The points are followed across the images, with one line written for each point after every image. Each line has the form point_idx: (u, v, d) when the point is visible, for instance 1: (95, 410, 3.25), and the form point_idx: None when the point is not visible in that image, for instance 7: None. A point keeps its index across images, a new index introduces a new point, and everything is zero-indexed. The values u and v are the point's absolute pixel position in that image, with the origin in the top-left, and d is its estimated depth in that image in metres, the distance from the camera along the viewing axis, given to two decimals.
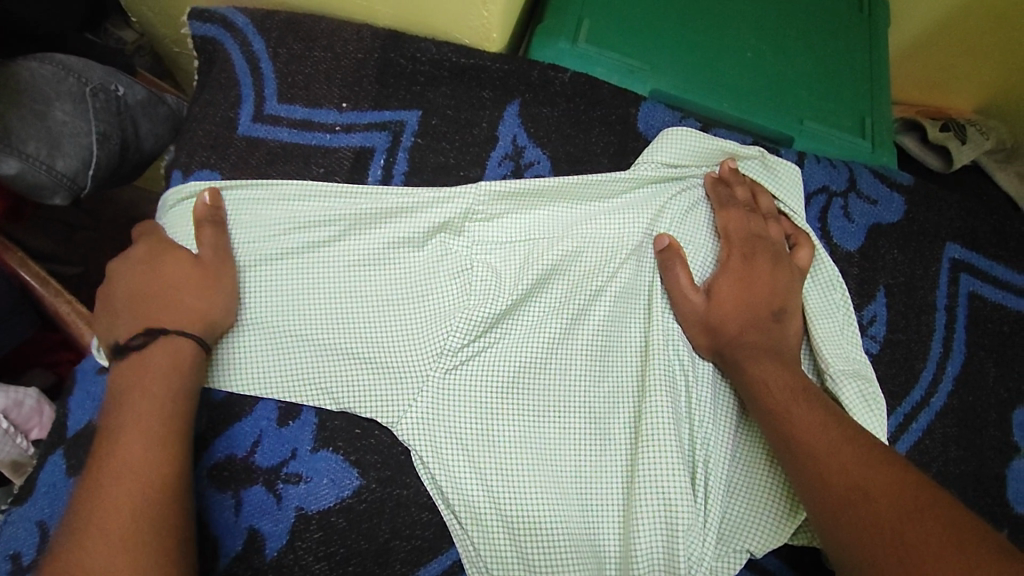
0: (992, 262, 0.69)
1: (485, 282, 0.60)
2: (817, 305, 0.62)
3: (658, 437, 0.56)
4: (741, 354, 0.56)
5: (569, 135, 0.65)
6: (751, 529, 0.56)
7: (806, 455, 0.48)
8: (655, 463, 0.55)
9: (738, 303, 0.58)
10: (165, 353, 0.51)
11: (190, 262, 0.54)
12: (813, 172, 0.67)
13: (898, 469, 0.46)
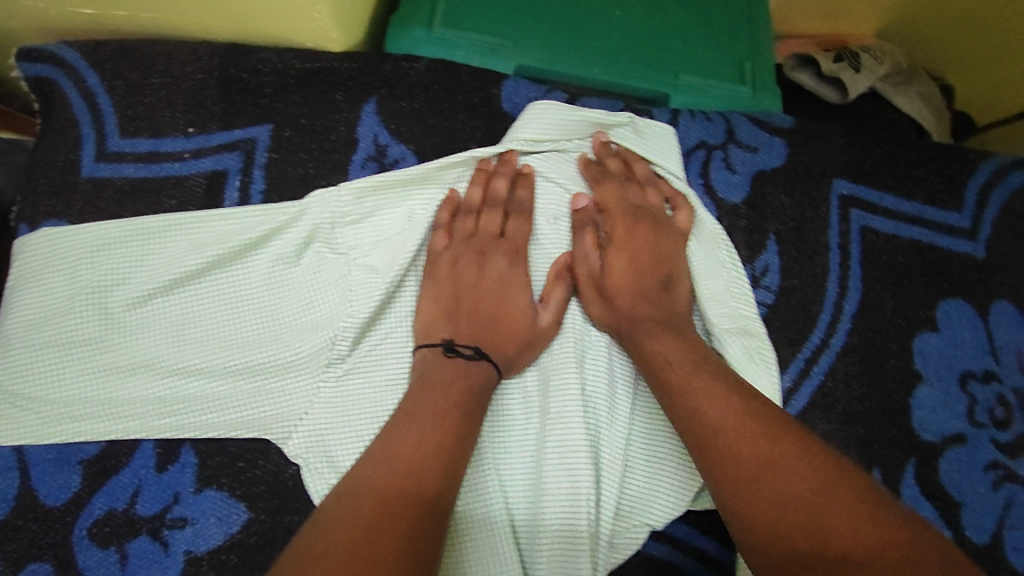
0: (883, 192, 0.67)
1: (365, 285, 0.58)
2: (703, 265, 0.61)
3: (564, 421, 0.56)
4: (639, 332, 0.55)
5: (432, 125, 0.63)
6: (652, 500, 0.56)
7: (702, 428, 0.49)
8: (562, 451, 0.55)
9: (631, 271, 0.58)
10: (480, 360, 0.55)
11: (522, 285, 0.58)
12: (688, 128, 0.66)
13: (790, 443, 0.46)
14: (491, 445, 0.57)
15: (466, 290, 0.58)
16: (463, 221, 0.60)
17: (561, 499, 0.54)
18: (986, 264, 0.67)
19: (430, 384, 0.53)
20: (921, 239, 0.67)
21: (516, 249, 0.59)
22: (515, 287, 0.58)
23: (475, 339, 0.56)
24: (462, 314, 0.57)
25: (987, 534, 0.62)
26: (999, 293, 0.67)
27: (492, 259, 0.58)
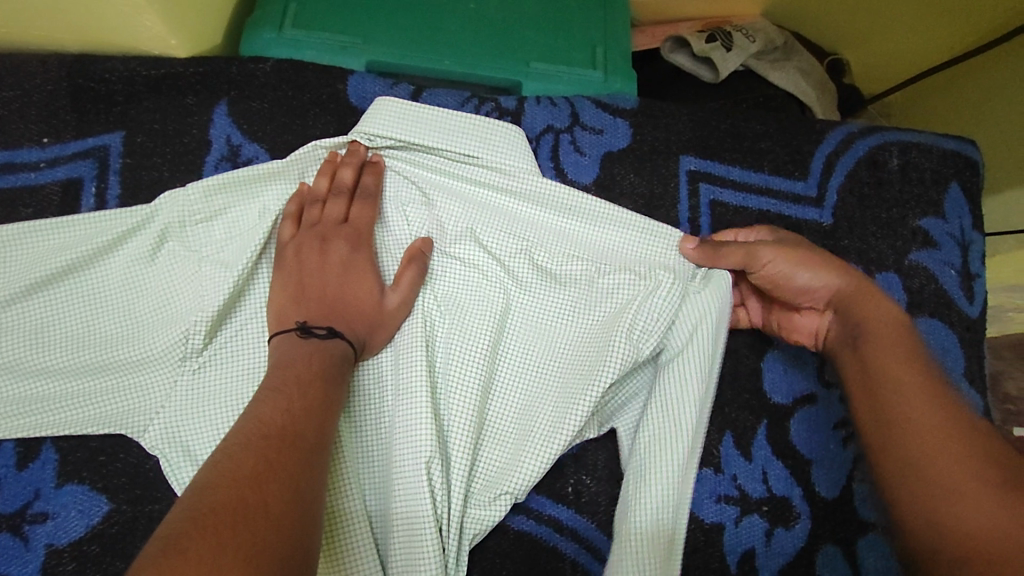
0: (729, 165, 0.70)
1: (216, 278, 0.61)
2: (574, 238, 0.66)
3: (414, 405, 0.59)
4: (861, 307, 0.59)
5: (283, 123, 0.66)
6: (506, 472, 0.60)
7: (886, 381, 0.54)
8: (410, 433, 0.58)
9: (830, 258, 0.61)
10: (334, 339, 0.57)
11: (372, 278, 0.60)
12: (534, 115, 0.68)
13: (947, 418, 0.52)
14: (352, 436, 0.60)
15: (314, 273, 0.59)
16: (310, 210, 0.62)
17: (411, 477, 0.58)
18: (833, 230, 0.70)
19: (283, 365, 0.54)
20: (769, 210, 0.69)
21: (358, 234, 0.61)
22: (362, 277, 0.60)
23: (327, 319, 0.58)
24: (307, 297, 0.59)
25: (836, 490, 0.64)
26: (846, 257, 0.69)
27: (334, 249, 0.60)
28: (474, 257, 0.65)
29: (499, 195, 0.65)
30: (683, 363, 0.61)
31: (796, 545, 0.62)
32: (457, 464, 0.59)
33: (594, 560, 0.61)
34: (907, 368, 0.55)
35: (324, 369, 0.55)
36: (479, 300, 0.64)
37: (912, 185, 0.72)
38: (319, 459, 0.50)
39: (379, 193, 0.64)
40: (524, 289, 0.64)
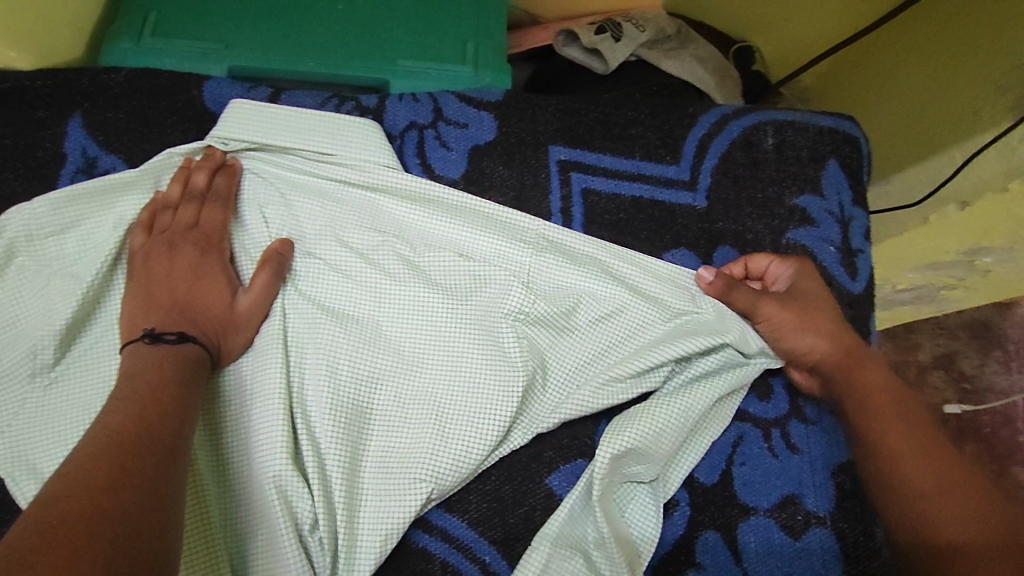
0: (600, 153, 0.69)
1: (65, 291, 0.59)
2: (434, 230, 0.65)
3: (270, 415, 0.57)
4: (856, 377, 0.61)
5: (140, 133, 0.65)
6: (383, 480, 0.58)
7: (881, 436, 0.59)
8: (270, 445, 0.57)
9: (827, 321, 0.63)
10: (183, 343, 0.55)
11: (224, 282, 0.59)
12: (395, 112, 0.67)
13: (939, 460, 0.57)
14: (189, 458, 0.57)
15: (166, 280, 0.58)
16: (162, 218, 0.61)
17: (274, 493, 0.56)
18: (707, 212, 0.69)
19: (129, 376, 0.52)
20: (643, 195, 0.69)
21: (206, 238, 0.60)
22: (212, 282, 0.59)
23: (178, 325, 0.56)
24: (157, 304, 0.57)
25: (715, 474, 0.63)
26: (721, 239, 0.69)
27: (184, 255, 0.59)
28: (342, 261, 0.63)
29: (362, 193, 0.65)
30: (568, 358, 0.63)
31: (674, 533, 0.61)
32: (332, 475, 0.57)
33: (466, 559, 0.58)
34: (885, 397, 0.60)
35: (178, 373, 0.53)
36: (352, 314, 0.63)
37: (788, 163, 0.72)
38: (176, 462, 0.49)
39: (233, 195, 0.63)
40: (396, 296, 0.63)
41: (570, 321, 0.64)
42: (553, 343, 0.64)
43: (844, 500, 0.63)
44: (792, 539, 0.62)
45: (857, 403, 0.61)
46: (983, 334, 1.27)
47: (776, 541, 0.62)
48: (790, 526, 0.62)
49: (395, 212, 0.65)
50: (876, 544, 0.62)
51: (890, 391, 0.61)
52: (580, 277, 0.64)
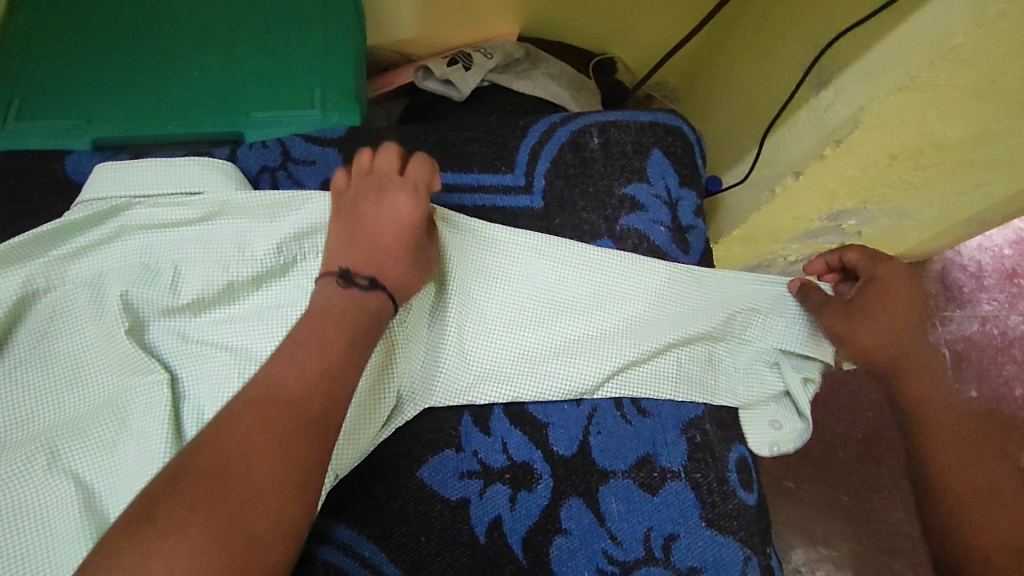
0: (440, 171, 0.76)
1: None
2: (302, 249, 0.70)
3: (145, 434, 0.62)
4: (912, 388, 0.76)
5: (10, 210, 0.69)
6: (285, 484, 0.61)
7: (932, 438, 0.73)
8: (142, 463, 0.61)
9: (898, 320, 0.77)
10: (376, 288, 0.61)
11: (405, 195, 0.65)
12: (246, 159, 0.74)
13: (977, 450, 0.73)
14: (73, 482, 0.59)
15: (375, 215, 0.64)
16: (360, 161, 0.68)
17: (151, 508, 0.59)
18: (544, 211, 0.77)
19: (324, 309, 0.58)
20: (484, 204, 0.76)
21: (413, 185, 0.66)
22: (388, 205, 0.65)
23: (372, 271, 0.62)
24: (358, 242, 0.63)
25: (573, 446, 0.68)
26: (561, 234, 0.76)
27: (401, 205, 0.65)
28: (219, 296, 0.68)
29: (231, 227, 0.69)
30: (489, 334, 0.71)
31: (540, 504, 0.66)
32: None
33: (346, 558, 0.62)
34: (941, 397, 0.75)
35: (359, 316, 0.59)
36: (241, 343, 0.67)
37: (615, 158, 0.79)
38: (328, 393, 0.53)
39: (118, 257, 0.67)
40: (260, 319, 0.68)
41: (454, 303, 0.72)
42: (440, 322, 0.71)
43: (694, 453, 0.69)
44: (650, 495, 0.67)
45: (919, 404, 0.75)
46: None
47: (636, 499, 0.67)
48: (648, 483, 0.68)
49: (237, 231, 0.69)
50: (728, 487, 0.69)
51: (938, 375, 0.76)
52: (493, 262, 0.73)
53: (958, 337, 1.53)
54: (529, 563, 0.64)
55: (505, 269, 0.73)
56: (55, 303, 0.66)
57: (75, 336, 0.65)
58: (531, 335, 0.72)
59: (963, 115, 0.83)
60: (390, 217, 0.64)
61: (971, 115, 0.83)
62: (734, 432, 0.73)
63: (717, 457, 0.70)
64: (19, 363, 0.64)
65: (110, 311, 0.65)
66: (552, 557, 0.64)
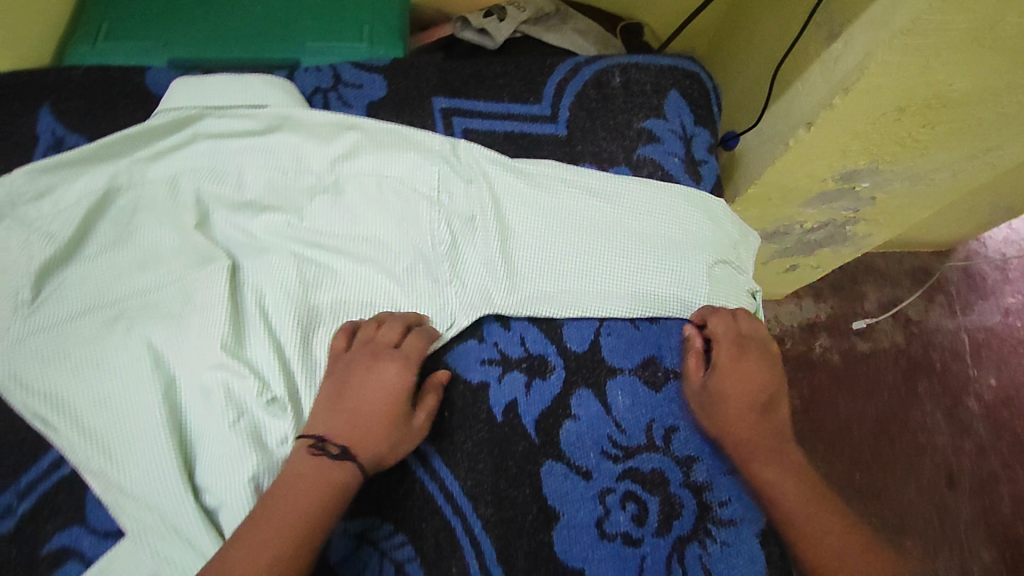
0: (474, 100, 0.84)
1: (41, 247, 0.72)
2: (351, 168, 0.78)
3: (210, 312, 0.70)
4: (753, 457, 0.68)
5: (97, 115, 0.78)
6: None
7: (792, 501, 0.66)
8: (208, 334, 0.69)
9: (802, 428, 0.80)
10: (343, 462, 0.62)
11: (389, 372, 0.67)
12: (302, 80, 0.83)
13: (830, 503, 0.66)
14: (145, 345, 0.69)
15: (363, 390, 0.66)
16: (365, 329, 0.70)
17: (216, 371, 0.67)
18: (567, 138, 0.84)
19: (291, 487, 0.60)
20: (513, 129, 0.83)
21: (405, 355, 0.68)
22: (370, 397, 0.66)
23: (344, 441, 0.63)
24: (337, 418, 0.64)
25: (585, 343, 0.75)
26: (583, 160, 0.83)
27: (386, 374, 0.67)
28: (280, 202, 0.76)
29: (290, 142, 0.77)
30: (510, 249, 0.77)
31: (552, 391, 0.73)
32: (296, 358, 0.70)
33: None
34: (786, 461, 0.68)
35: (325, 495, 0.60)
36: (297, 245, 0.75)
37: (634, 96, 0.86)
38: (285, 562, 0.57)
39: (192, 162, 0.76)
40: (315, 225, 0.76)
41: (484, 220, 0.78)
42: (472, 241, 0.77)
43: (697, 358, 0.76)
44: (653, 391, 0.74)
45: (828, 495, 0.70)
46: (926, 279, 1.61)
47: (640, 393, 0.74)
48: (651, 381, 0.75)
49: (295, 143, 0.77)
50: None
51: (786, 438, 0.69)
52: (505, 185, 0.79)
53: (978, 325, 1.56)
54: (540, 440, 0.71)
55: (528, 190, 0.79)
56: (135, 197, 0.75)
57: (150, 226, 0.74)
58: (557, 252, 0.77)
59: (966, 65, 0.87)
60: (372, 391, 0.66)
61: (972, 67, 0.87)
62: None
63: None
64: (102, 244, 0.74)
65: (184, 206, 0.75)
66: (561, 437, 0.71)
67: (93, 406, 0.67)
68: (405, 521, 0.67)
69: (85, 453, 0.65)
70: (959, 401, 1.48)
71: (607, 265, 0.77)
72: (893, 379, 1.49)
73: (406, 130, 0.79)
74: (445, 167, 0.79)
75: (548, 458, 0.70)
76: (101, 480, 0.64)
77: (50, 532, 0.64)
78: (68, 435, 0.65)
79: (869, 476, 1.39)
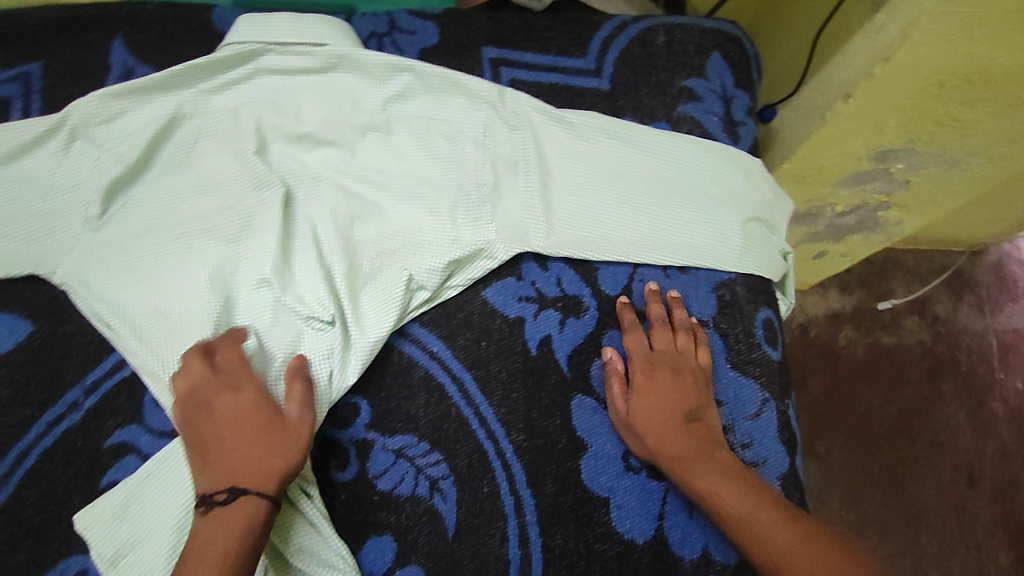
0: (522, 51, 0.86)
1: (111, 167, 0.76)
2: (401, 110, 0.81)
3: (265, 237, 0.74)
4: (686, 468, 0.66)
5: (165, 49, 0.83)
6: (385, 296, 0.72)
7: (735, 510, 0.63)
8: (260, 257, 0.73)
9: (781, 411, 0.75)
10: (235, 498, 0.60)
11: (231, 394, 0.65)
12: (359, 24, 0.86)
13: (772, 501, 0.64)
14: (204, 264, 0.73)
15: (218, 422, 0.64)
16: (195, 364, 0.66)
17: (270, 292, 0.71)
18: (610, 93, 0.86)
19: (200, 540, 0.59)
20: (558, 81, 0.86)
21: (230, 381, 0.66)
22: (228, 436, 0.64)
23: (227, 482, 0.61)
24: (211, 463, 0.63)
25: (619, 287, 0.78)
26: (624, 114, 0.85)
27: (223, 402, 0.65)
28: (333, 139, 0.80)
29: (345, 82, 0.81)
30: (551, 194, 0.79)
31: (585, 329, 0.76)
32: (343, 286, 0.72)
33: (414, 346, 0.73)
34: (718, 467, 0.66)
35: (232, 529, 0.59)
36: (344, 181, 0.79)
37: (678, 56, 0.88)
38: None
39: (253, 95, 0.80)
40: (365, 162, 0.80)
41: (527, 165, 0.80)
42: (514, 184, 0.79)
43: (726, 308, 0.78)
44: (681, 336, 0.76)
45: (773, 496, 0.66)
46: (957, 280, 1.59)
47: None
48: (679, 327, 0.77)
49: (350, 82, 0.81)
50: (754, 340, 0.77)
51: (718, 444, 0.68)
52: (548, 131, 0.82)
53: (1007, 329, 1.55)
54: (572, 375, 0.74)
55: (571, 139, 0.81)
56: (198, 126, 0.80)
57: (211, 154, 0.79)
58: (595, 199, 0.79)
59: (1007, 36, 0.87)
60: (228, 415, 0.64)
61: (1011, 40, 0.88)
62: (764, 297, 0.80)
63: (745, 314, 0.78)
64: (166, 168, 0.79)
65: (244, 135, 0.79)
66: (591, 374, 0.74)
67: (154, 316, 0.71)
68: (441, 441, 0.69)
69: (142, 356, 0.69)
70: (984, 403, 1.48)
71: (643, 214, 0.79)
72: (917, 376, 1.48)
73: (456, 75, 0.82)
74: (491, 112, 0.81)
75: (578, 392, 0.73)
76: (158, 383, 0.68)
77: (111, 427, 0.68)
78: (127, 339, 0.70)
79: (889, 472, 1.40)
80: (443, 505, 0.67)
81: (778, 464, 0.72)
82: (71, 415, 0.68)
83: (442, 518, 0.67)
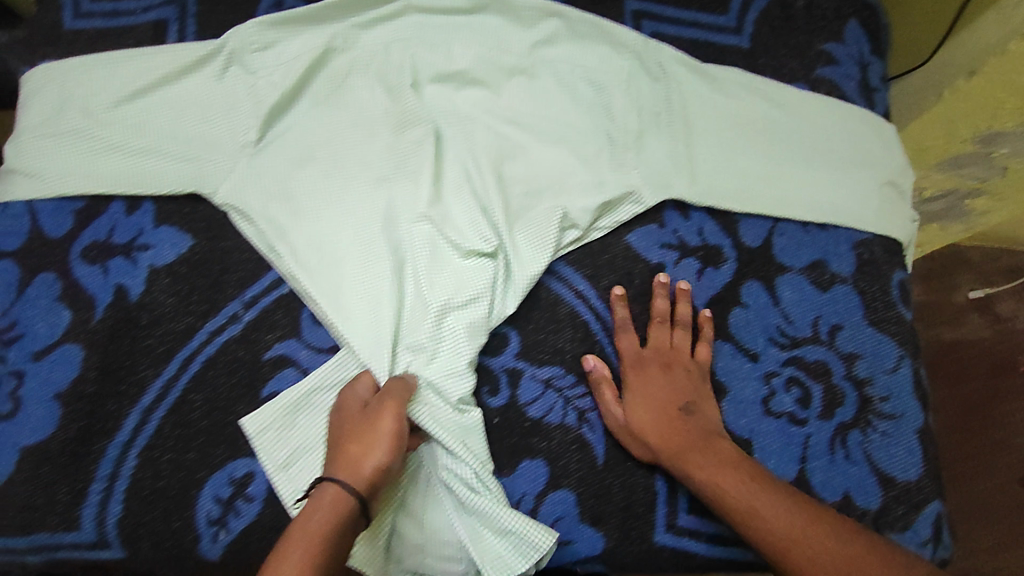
0: (665, 6, 0.87)
1: (268, 94, 0.78)
2: (548, 54, 0.82)
3: (423, 168, 0.75)
4: (686, 460, 0.65)
5: None
6: (539, 231, 0.74)
7: (736, 501, 0.62)
8: (416, 189, 0.75)
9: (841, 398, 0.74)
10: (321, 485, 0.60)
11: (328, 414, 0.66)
12: None
13: (772, 488, 0.62)
14: (362, 192, 0.75)
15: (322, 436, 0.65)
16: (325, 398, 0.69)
17: (428, 222, 0.73)
18: (750, 52, 0.86)
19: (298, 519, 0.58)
20: (698, 38, 0.86)
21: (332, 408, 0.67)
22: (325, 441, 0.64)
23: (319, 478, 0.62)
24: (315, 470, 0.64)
25: (759, 240, 0.78)
26: (763, 72, 0.86)
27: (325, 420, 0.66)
28: (481, 79, 0.80)
29: (494, 24, 0.82)
30: (694, 145, 0.80)
31: (724, 279, 0.77)
32: (501, 219, 0.73)
33: (561, 282, 0.74)
34: (716, 457, 0.64)
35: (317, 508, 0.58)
36: (487, 118, 0.79)
37: (818, 19, 0.88)
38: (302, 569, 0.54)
39: (404, 32, 0.81)
40: (511, 103, 0.80)
41: (671, 116, 0.81)
42: (658, 133, 0.80)
43: (863, 266, 0.78)
44: (820, 291, 0.77)
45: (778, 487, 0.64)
46: None
47: (807, 290, 0.77)
48: (819, 282, 0.77)
49: (499, 24, 0.82)
50: (890, 300, 0.78)
51: (715, 436, 0.67)
52: (690, 84, 0.83)
53: None
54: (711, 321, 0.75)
55: (713, 94, 0.82)
56: (350, 59, 0.81)
57: (362, 89, 0.79)
58: (735, 154, 0.80)
59: None
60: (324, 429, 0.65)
61: None
62: (898, 260, 0.80)
63: (882, 273, 0.79)
64: (318, 98, 0.79)
65: (398, 70, 0.80)
66: (731, 321, 0.75)
67: (314, 239, 0.73)
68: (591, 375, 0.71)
69: (306, 278, 0.71)
70: None
71: (781, 172, 0.80)
72: None
73: (601, 23, 0.83)
74: (635, 61, 0.82)
75: (718, 339, 0.74)
76: (320, 303, 0.70)
77: (271, 341, 0.71)
78: (289, 260, 0.72)
79: None
80: (591, 434, 0.70)
81: (913, 418, 0.73)
82: (231, 326, 0.71)
83: (591, 447, 0.69)
